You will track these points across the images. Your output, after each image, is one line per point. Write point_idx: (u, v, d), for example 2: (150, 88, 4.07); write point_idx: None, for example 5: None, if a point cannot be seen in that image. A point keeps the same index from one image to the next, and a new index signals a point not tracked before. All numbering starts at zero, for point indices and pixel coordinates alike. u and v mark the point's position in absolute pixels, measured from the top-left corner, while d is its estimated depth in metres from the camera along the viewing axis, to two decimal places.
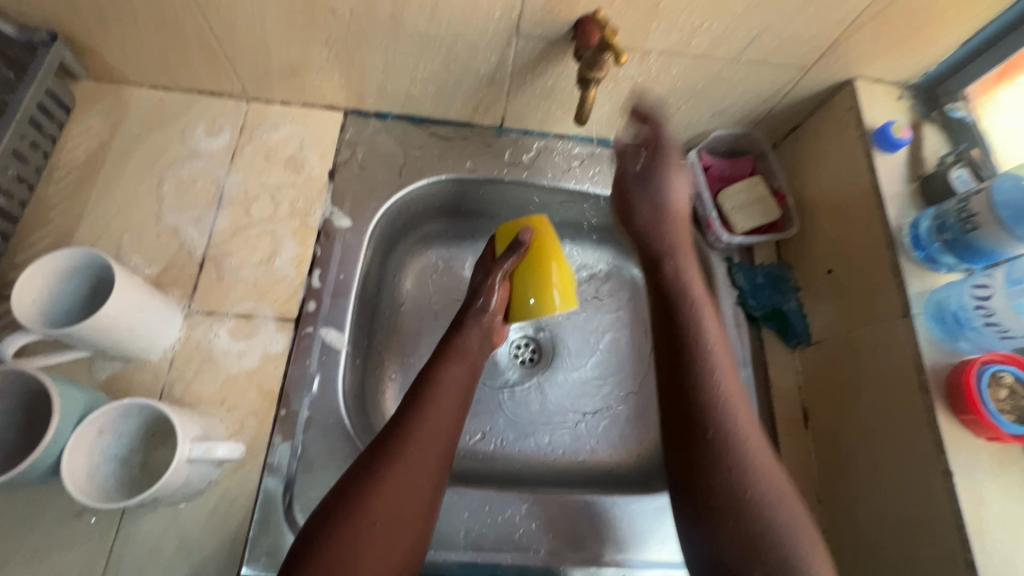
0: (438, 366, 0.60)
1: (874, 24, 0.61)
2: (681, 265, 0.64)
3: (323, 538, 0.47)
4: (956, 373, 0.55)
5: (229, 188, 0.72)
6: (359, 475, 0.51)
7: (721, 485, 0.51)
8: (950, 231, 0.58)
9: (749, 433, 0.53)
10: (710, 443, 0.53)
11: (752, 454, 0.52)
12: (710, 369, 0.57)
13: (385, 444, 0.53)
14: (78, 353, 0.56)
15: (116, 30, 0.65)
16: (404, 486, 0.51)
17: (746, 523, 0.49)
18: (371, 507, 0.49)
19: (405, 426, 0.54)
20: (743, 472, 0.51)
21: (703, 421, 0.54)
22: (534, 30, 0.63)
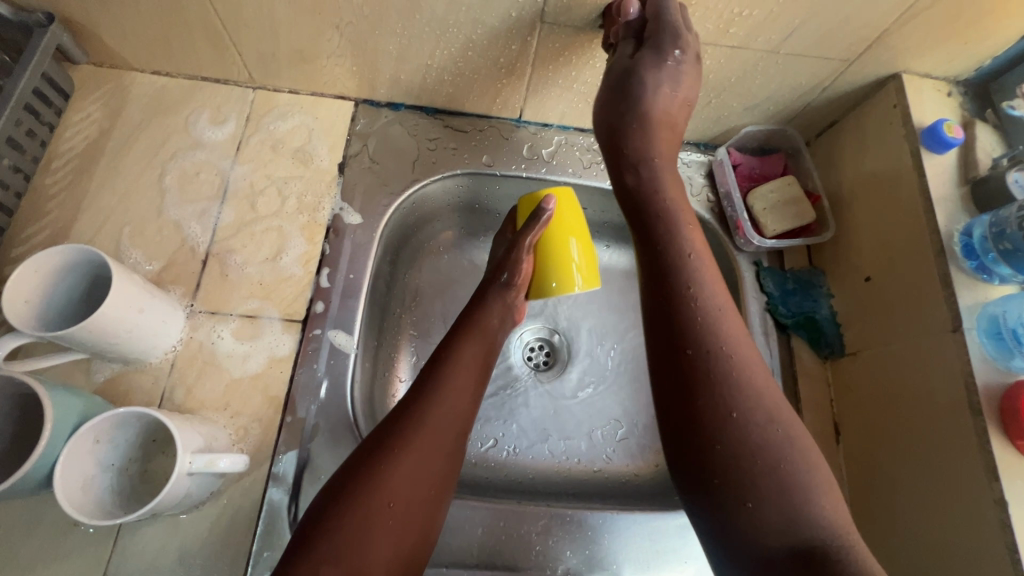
0: (455, 342, 0.57)
1: (929, 13, 0.57)
2: (655, 171, 0.58)
3: (333, 520, 0.44)
4: (1011, 394, 0.51)
5: (235, 181, 0.69)
6: (372, 454, 0.48)
7: (706, 407, 0.45)
8: (1010, 240, 0.54)
9: (737, 350, 0.48)
10: (692, 360, 0.47)
11: (740, 375, 0.46)
12: (689, 279, 0.50)
13: (399, 424, 0.50)
14: (74, 355, 0.53)
15: (115, 12, 0.61)
16: (418, 467, 0.48)
17: (737, 446, 0.44)
18: (385, 490, 0.46)
19: (421, 405, 0.51)
20: (734, 393, 0.46)
21: (683, 338, 0.48)
22: (560, 17, 0.59)
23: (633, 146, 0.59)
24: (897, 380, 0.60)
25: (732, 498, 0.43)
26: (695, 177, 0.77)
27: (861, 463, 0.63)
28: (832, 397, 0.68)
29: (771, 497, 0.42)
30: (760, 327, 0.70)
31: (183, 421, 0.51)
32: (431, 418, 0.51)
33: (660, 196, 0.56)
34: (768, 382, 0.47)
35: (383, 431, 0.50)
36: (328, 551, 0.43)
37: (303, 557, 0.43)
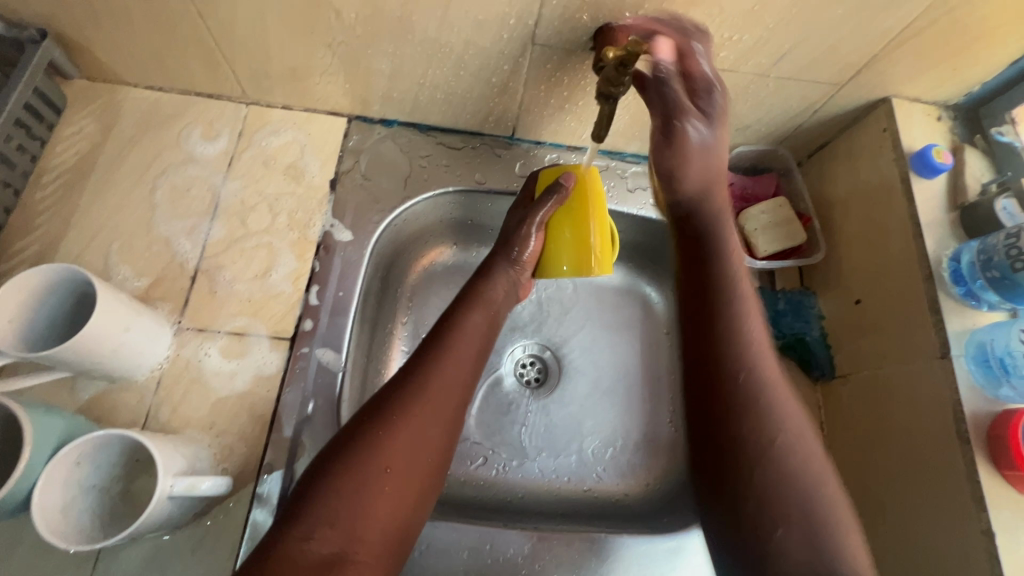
0: (460, 313, 0.59)
1: (918, 39, 0.57)
2: (717, 220, 0.61)
3: (329, 483, 0.46)
4: (999, 423, 0.51)
5: (226, 197, 0.69)
6: (372, 421, 0.49)
7: (743, 435, 0.52)
8: (996, 268, 0.54)
9: (779, 386, 0.54)
10: (740, 386, 0.53)
11: (779, 407, 0.52)
12: (742, 318, 0.57)
13: (399, 392, 0.51)
14: (58, 374, 0.53)
15: (108, 28, 0.61)
16: (418, 434, 0.50)
17: (774, 469, 0.50)
18: (383, 455, 0.47)
19: (423, 376, 0.53)
20: (770, 421, 0.52)
21: (733, 367, 0.54)
22: (551, 39, 0.59)
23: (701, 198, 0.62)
24: (888, 405, 0.60)
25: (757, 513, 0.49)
26: None
27: (852, 487, 0.62)
28: (823, 419, 0.67)
29: (798, 521, 0.48)
30: None
31: (165, 442, 0.51)
32: (433, 387, 0.52)
33: (721, 241, 0.61)
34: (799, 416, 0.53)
35: (382, 400, 0.51)
36: (323, 512, 0.44)
37: (298, 519, 0.44)
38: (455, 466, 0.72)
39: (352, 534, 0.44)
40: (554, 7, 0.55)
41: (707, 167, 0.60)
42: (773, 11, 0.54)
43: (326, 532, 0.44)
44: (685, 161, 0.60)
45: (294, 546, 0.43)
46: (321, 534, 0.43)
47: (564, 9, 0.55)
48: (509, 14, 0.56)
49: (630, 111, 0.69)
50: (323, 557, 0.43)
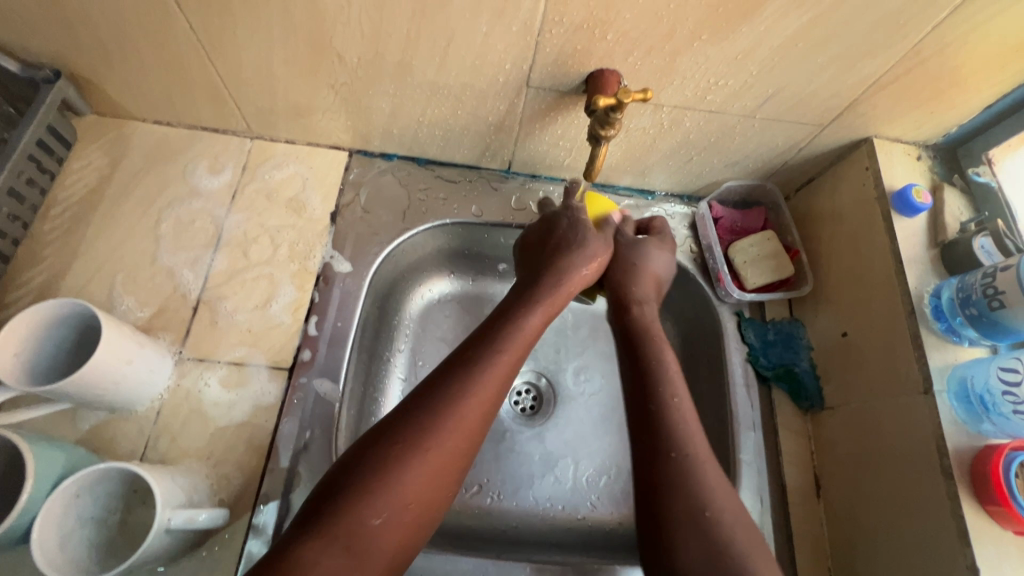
0: (517, 318, 0.56)
1: (895, 85, 0.60)
2: (647, 312, 0.63)
3: (351, 502, 0.43)
4: (981, 459, 0.53)
5: (229, 229, 0.70)
6: (406, 438, 0.46)
7: (679, 508, 0.47)
8: (974, 306, 0.56)
9: (710, 470, 0.49)
10: (673, 465, 0.49)
11: (711, 489, 0.48)
12: (673, 399, 0.54)
13: (448, 402, 0.48)
14: (60, 406, 0.54)
15: (119, 68, 0.64)
16: (447, 459, 0.47)
17: (705, 552, 0.45)
18: (409, 481, 0.45)
19: (471, 380, 0.50)
20: (704, 495, 0.48)
21: (665, 443, 0.51)
22: (545, 82, 0.61)
23: (635, 289, 0.64)
24: (875, 438, 0.61)
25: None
26: (679, 229, 0.79)
27: (843, 519, 0.63)
28: (813, 450, 0.68)
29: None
30: (741, 378, 0.71)
31: (164, 472, 0.52)
32: (474, 403, 0.49)
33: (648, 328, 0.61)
34: (730, 495, 0.49)
35: (413, 413, 0.48)
36: (339, 531, 0.41)
37: (315, 534, 0.41)
38: None
39: (365, 552, 0.42)
40: (547, 54, 0.57)
41: (648, 274, 0.66)
42: (756, 58, 0.57)
43: (338, 557, 0.41)
44: (618, 258, 0.66)
45: (310, 556, 0.40)
46: (332, 555, 0.40)
47: (557, 56, 0.58)
48: (504, 59, 0.59)
49: (622, 148, 0.71)
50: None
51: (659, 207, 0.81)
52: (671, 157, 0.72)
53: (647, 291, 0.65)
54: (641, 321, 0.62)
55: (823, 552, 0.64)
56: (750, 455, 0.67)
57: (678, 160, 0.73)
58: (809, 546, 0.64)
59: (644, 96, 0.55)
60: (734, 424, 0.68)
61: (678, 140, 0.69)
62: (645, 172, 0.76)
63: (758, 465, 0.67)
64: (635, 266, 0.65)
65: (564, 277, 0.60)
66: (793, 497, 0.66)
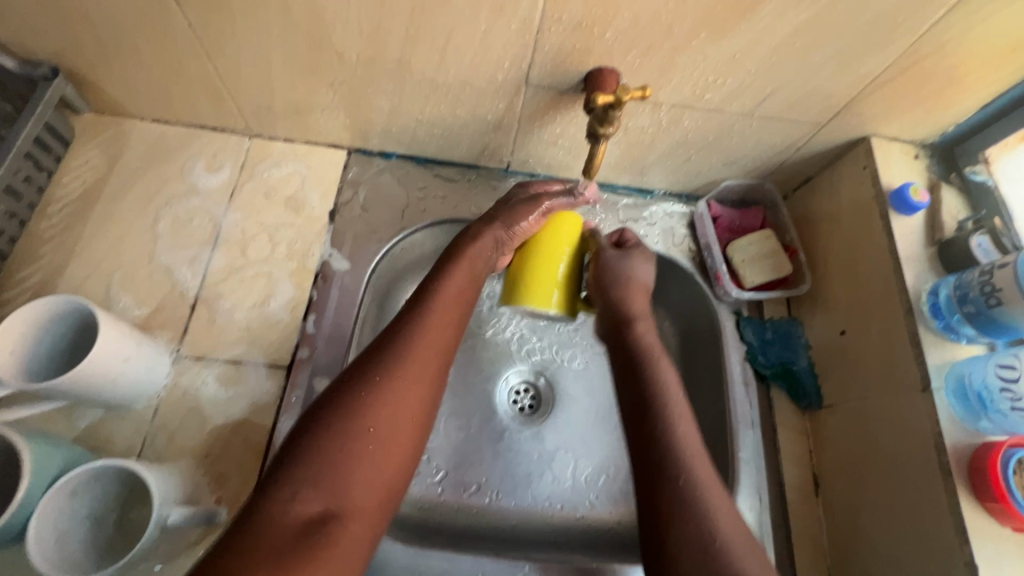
0: (441, 274, 0.58)
1: (892, 84, 0.60)
2: (645, 330, 0.61)
3: (315, 442, 0.44)
4: (979, 456, 0.53)
5: (227, 227, 0.70)
6: (354, 381, 0.48)
7: (687, 533, 0.46)
8: (972, 304, 0.56)
9: (682, 414, 0.54)
10: (678, 491, 0.48)
11: (681, 433, 0.53)
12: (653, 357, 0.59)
13: (385, 350, 0.51)
14: (55, 404, 0.53)
15: (117, 65, 0.64)
16: (401, 397, 0.48)
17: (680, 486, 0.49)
18: (366, 417, 0.46)
19: (408, 333, 0.52)
20: (712, 519, 0.47)
21: (643, 396, 0.56)
22: (544, 80, 0.61)
23: (628, 305, 0.62)
24: (874, 435, 0.61)
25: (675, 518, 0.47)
26: (678, 228, 0.79)
27: (842, 517, 0.63)
28: (811, 449, 0.68)
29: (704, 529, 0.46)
30: (740, 377, 0.71)
31: (159, 471, 0.52)
32: (418, 348, 0.51)
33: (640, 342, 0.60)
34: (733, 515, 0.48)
35: (362, 362, 0.50)
36: (307, 472, 0.43)
37: (281, 480, 0.42)
38: (448, 494, 0.73)
39: (337, 492, 0.43)
40: (546, 52, 0.58)
41: (636, 285, 0.64)
42: (754, 57, 0.57)
43: (310, 494, 0.42)
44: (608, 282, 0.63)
45: (277, 508, 0.41)
46: (304, 495, 0.42)
47: (556, 55, 0.58)
48: (503, 57, 0.59)
49: (620, 147, 0.71)
50: (306, 517, 0.41)
51: (658, 206, 0.81)
52: (670, 156, 0.72)
53: (641, 305, 0.63)
54: (641, 342, 0.60)
55: (821, 550, 0.64)
56: (748, 454, 0.67)
57: (677, 159, 0.73)
58: (808, 545, 0.64)
59: (644, 93, 0.55)
60: (733, 422, 0.68)
61: (676, 138, 0.69)
62: (643, 171, 0.76)
63: (757, 463, 0.67)
64: (626, 282, 0.63)
65: (473, 251, 0.60)
66: (792, 495, 0.66)
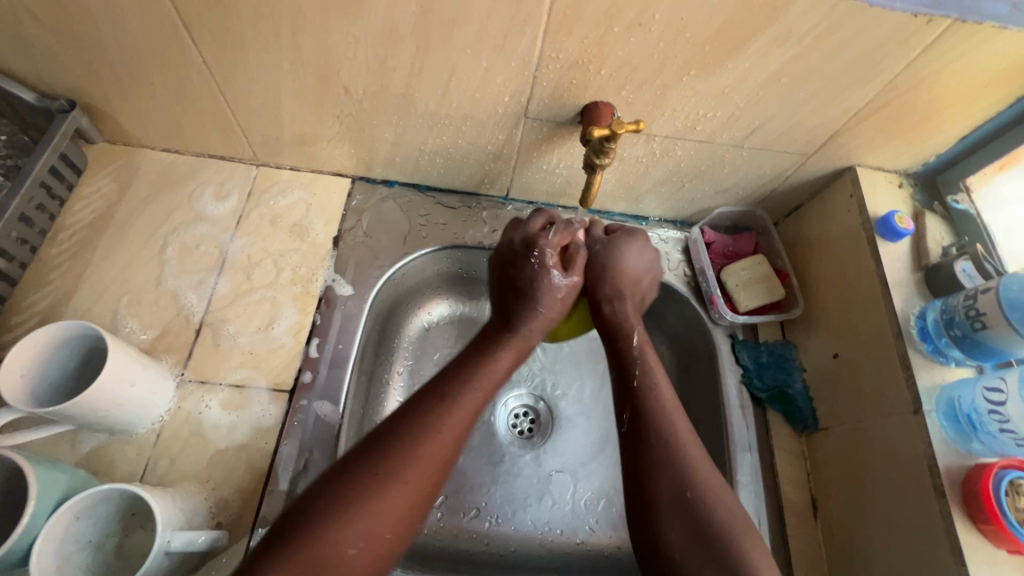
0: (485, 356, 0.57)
1: (874, 118, 0.63)
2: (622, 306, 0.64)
3: (322, 527, 0.44)
4: (972, 478, 0.54)
5: (233, 253, 0.72)
6: (370, 468, 0.47)
7: (665, 483, 0.51)
8: (958, 327, 0.58)
9: (694, 451, 0.53)
10: (653, 445, 0.53)
11: (678, 442, 0.53)
12: (657, 395, 0.57)
13: (416, 418, 0.50)
14: (61, 428, 0.54)
15: (132, 98, 0.67)
16: (421, 479, 0.48)
17: (687, 528, 0.49)
18: (376, 512, 0.45)
19: (445, 402, 0.52)
20: (689, 470, 0.52)
21: (647, 430, 0.55)
22: (542, 112, 0.64)
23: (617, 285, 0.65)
24: (868, 458, 0.62)
25: (672, 557, 0.48)
26: (672, 253, 0.81)
27: (841, 540, 0.63)
28: (808, 472, 0.69)
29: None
30: (736, 400, 0.72)
31: (164, 496, 0.52)
32: (454, 421, 0.51)
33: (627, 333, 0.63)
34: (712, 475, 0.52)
35: (381, 444, 0.49)
36: (306, 561, 0.42)
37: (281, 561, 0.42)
38: (448, 519, 0.73)
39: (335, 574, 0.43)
40: (545, 88, 0.61)
41: (624, 267, 0.66)
42: (742, 92, 0.60)
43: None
44: (593, 264, 0.65)
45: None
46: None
47: (554, 90, 0.61)
48: (503, 92, 0.62)
49: (616, 176, 0.74)
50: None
51: (652, 231, 0.83)
52: (664, 184, 0.75)
53: (626, 286, 0.65)
54: (616, 317, 0.64)
55: (821, 574, 0.64)
56: (747, 477, 0.67)
57: (671, 187, 0.76)
58: (808, 569, 0.64)
59: (637, 128, 0.57)
60: (731, 446, 0.69)
61: (669, 168, 0.72)
62: (638, 199, 0.79)
63: (754, 486, 0.67)
64: (615, 268, 0.65)
65: (534, 321, 0.60)
66: (790, 519, 0.66)
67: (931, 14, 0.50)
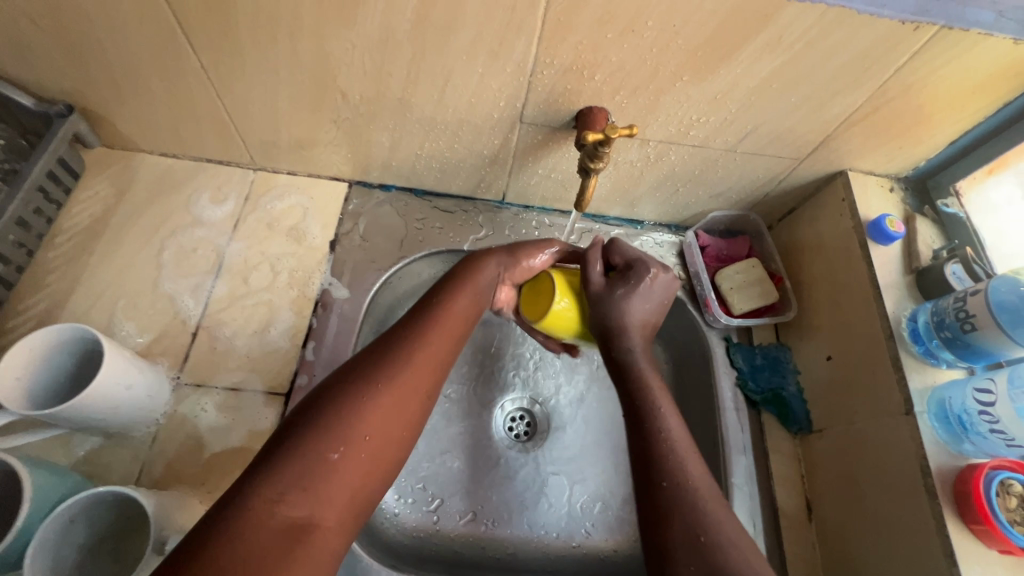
0: (443, 296, 0.57)
1: (865, 123, 0.64)
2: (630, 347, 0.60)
3: (302, 445, 0.43)
4: (963, 479, 0.54)
5: (230, 257, 0.72)
6: (352, 388, 0.47)
7: (680, 530, 0.47)
8: (948, 329, 0.59)
9: (708, 496, 0.49)
10: (665, 489, 0.49)
11: (693, 485, 0.49)
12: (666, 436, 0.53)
13: (388, 348, 0.51)
14: (56, 431, 0.54)
15: (129, 103, 0.67)
16: (401, 398, 0.48)
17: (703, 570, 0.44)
18: (359, 419, 0.45)
19: (416, 332, 0.53)
20: (705, 514, 0.47)
21: (659, 472, 0.51)
22: (538, 117, 0.65)
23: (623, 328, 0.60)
24: (862, 460, 0.62)
25: None
26: (667, 257, 0.82)
27: (835, 542, 0.64)
28: (803, 474, 0.69)
29: None
30: (731, 402, 0.72)
31: (159, 499, 0.52)
32: (425, 348, 0.52)
33: (637, 374, 0.59)
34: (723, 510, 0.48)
35: (355, 373, 0.49)
36: (295, 473, 0.41)
37: (268, 478, 0.41)
38: (444, 522, 0.73)
39: (322, 496, 0.42)
40: (539, 93, 0.61)
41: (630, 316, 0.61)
42: (734, 98, 0.61)
43: (295, 495, 0.40)
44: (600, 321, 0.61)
45: (263, 507, 0.39)
46: (290, 498, 0.40)
47: (549, 95, 0.61)
48: (499, 97, 0.62)
49: (611, 180, 0.74)
50: (289, 522, 0.39)
51: (647, 235, 0.84)
52: (659, 188, 0.76)
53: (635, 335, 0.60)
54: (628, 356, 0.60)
55: None
56: (742, 479, 0.68)
57: (665, 191, 0.77)
58: (803, 571, 0.64)
59: (631, 132, 0.58)
60: (726, 448, 0.69)
61: (664, 172, 0.73)
62: (633, 203, 0.80)
63: (749, 489, 0.67)
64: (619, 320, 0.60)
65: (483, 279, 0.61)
66: (785, 521, 0.67)
67: (919, 21, 0.51)
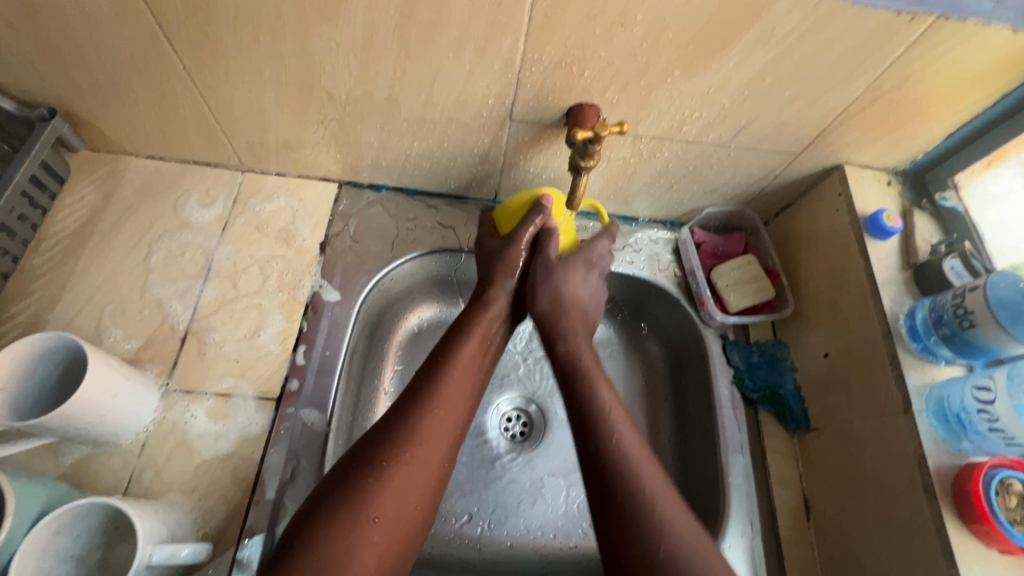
0: (451, 348, 0.59)
1: (861, 116, 0.62)
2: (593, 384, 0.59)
3: (317, 533, 0.45)
4: (962, 478, 0.54)
5: (219, 261, 0.71)
6: (359, 470, 0.49)
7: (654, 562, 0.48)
8: (947, 325, 0.58)
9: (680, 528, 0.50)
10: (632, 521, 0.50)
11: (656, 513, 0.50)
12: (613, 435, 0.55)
13: (392, 432, 0.51)
14: (42, 441, 0.54)
15: (114, 105, 0.66)
16: (411, 476, 0.50)
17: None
18: (371, 504, 0.47)
19: (425, 391, 0.55)
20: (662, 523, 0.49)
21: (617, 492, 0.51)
22: (528, 115, 0.64)
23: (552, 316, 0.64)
24: (860, 459, 0.61)
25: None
26: (663, 254, 0.81)
27: (833, 541, 0.63)
28: (802, 473, 0.68)
29: None
30: (728, 401, 0.71)
31: (148, 508, 0.51)
32: (436, 412, 0.54)
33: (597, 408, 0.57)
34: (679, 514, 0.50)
35: (366, 449, 0.50)
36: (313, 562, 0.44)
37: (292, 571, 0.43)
38: (440, 527, 0.72)
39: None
40: (528, 91, 0.60)
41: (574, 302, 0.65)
42: (728, 92, 0.59)
43: None
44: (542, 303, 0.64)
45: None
46: None
47: (538, 92, 0.60)
48: (488, 95, 0.61)
49: (604, 177, 0.73)
50: None
51: (643, 232, 0.82)
52: (652, 185, 0.75)
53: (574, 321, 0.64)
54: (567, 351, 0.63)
55: None
56: (739, 479, 0.67)
57: (660, 188, 0.75)
58: (802, 571, 0.63)
59: (621, 129, 0.58)
60: (722, 447, 0.69)
61: (657, 168, 0.71)
62: (628, 200, 0.79)
63: (746, 489, 0.66)
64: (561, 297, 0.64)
65: (491, 313, 0.64)
66: (784, 521, 0.66)
67: (915, 12, 0.50)
